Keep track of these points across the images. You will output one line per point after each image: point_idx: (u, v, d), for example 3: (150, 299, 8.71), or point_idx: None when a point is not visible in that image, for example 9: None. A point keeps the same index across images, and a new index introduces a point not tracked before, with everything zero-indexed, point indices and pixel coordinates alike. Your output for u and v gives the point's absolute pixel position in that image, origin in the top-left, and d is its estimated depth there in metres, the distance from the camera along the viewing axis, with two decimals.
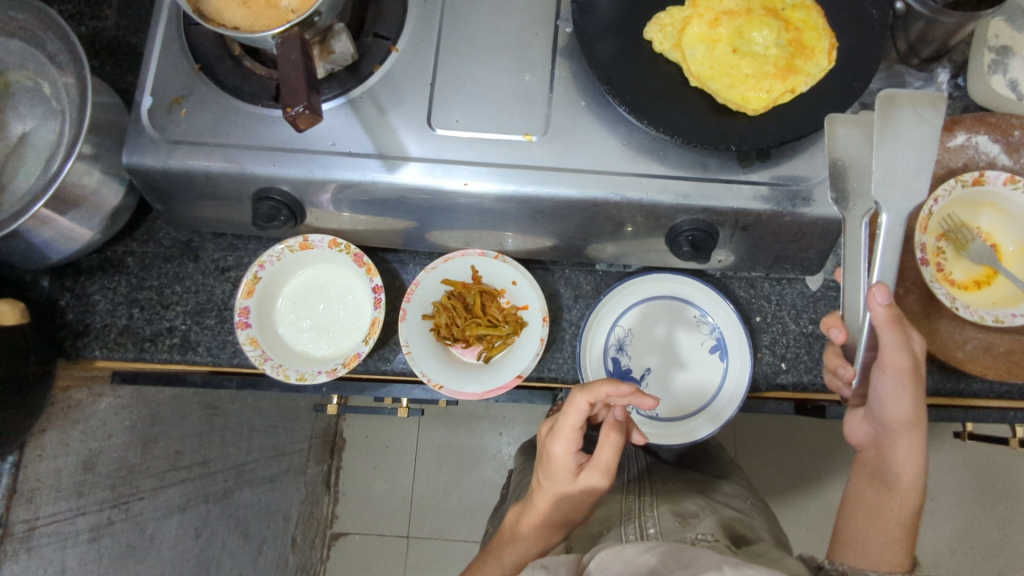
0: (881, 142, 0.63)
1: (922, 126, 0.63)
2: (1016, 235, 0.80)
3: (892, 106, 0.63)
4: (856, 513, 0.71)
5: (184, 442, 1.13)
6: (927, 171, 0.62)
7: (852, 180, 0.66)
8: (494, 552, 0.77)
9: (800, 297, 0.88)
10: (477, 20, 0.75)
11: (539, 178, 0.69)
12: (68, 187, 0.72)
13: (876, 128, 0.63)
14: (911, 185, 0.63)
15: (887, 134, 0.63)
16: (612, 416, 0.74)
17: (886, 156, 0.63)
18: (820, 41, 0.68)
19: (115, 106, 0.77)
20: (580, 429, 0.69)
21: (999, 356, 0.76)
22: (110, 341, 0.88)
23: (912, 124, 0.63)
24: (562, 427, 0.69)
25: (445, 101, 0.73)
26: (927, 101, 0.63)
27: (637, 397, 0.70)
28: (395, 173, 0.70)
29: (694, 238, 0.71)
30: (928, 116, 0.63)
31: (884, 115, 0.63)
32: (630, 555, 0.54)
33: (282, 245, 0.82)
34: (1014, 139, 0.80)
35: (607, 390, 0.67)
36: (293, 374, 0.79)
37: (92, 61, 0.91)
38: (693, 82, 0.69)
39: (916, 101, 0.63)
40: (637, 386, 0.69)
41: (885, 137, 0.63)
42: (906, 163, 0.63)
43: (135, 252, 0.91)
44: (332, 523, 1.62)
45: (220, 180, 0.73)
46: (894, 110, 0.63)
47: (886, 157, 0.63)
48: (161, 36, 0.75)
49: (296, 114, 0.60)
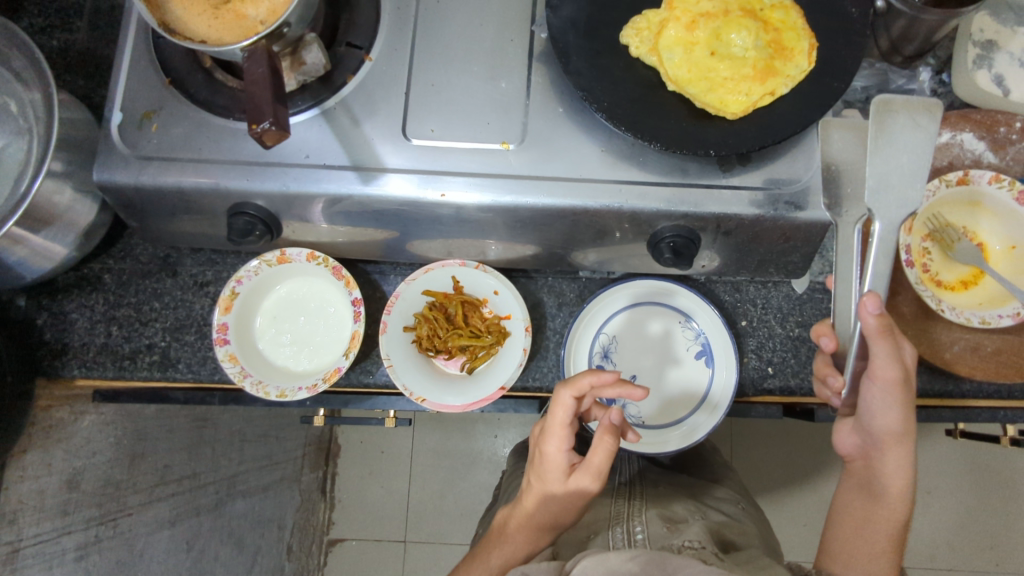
0: (875, 148, 0.62)
1: (917, 132, 0.62)
2: (1003, 234, 0.79)
3: (888, 111, 0.63)
4: (843, 523, 0.70)
5: (173, 455, 1.12)
6: (921, 177, 0.62)
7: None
8: (479, 555, 0.74)
9: (786, 300, 0.87)
10: (452, 27, 0.74)
11: (517, 187, 0.68)
12: (39, 205, 0.70)
13: (872, 130, 0.62)
14: (903, 193, 0.62)
15: (881, 140, 0.62)
16: (607, 419, 0.68)
17: (881, 161, 0.62)
18: (799, 42, 0.67)
19: (86, 121, 0.76)
20: (569, 426, 0.67)
21: (987, 357, 0.76)
22: (89, 359, 0.86)
23: (908, 130, 0.62)
24: (551, 424, 0.67)
25: (421, 110, 0.71)
26: (921, 107, 0.63)
27: (625, 386, 0.70)
28: (372, 185, 0.69)
29: (676, 244, 0.70)
30: (924, 123, 0.62)
31: (878, 121, 0.63)
32: (613, 563, 0.52)
33: (259, 260, 0.81)
34: (999, 136, 0.79)
35: (589, 380, 0.66)
36: (273, 391, 0.79)
37: (63, 76, 0.90)
38: (671, 85, 0.68)
39: (911, 108, 0.63)
40: (620, 373, 0.68)
41: (879, 143, 0.63)
42: (900, 168, 0.62)
43: (112, 269, 0.89)
44: (328, 530, 1.59)
45: (194, 195, 0.71)
46: (889, 115, 0.63)
47: (880, 162, 0.62)
48: (129, 50, 0.74)
49: (262, 130, 0.59)
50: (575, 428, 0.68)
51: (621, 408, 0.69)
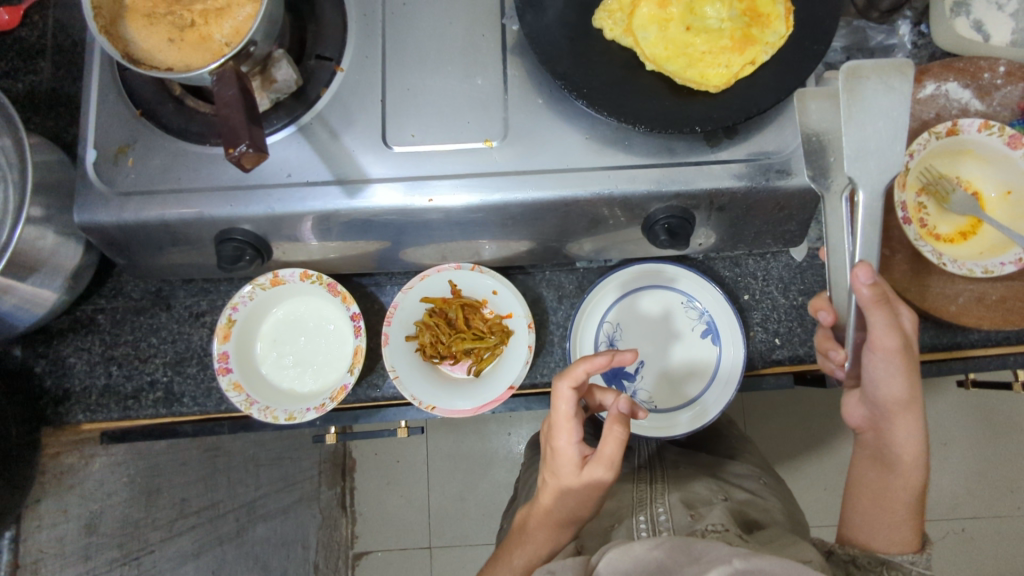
0: (850, 117, 0.60)
1: (890, 95, 0.60)
2: (997, 180, 0.79)
3: (857, 79, 0.61)
4: (861, 495, 0.70)
5: (188, 488, 1.11)
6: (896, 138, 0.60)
7: (830, 156, 0.64)
8: (503, 555, 0.73)
9: (786, 269, 0.87)
10: (421, 28, 0.73)
11: (505, 184, 0.67)
12: (22, 252, 0.69)
13: (843, 102, 0.60)
14: (891, 159, 0.61)
15: (855, 110, 0.60)
16: (615, 408, 0.66)
17: (856, 131, 0.60)
18: (775, 7, 0.66)
19: (61, 162, 0.74)
20: (576, 418, 0.66)
21: (993, 305, 0.75)
22: (93, 403, 0.86)
23: (882, 94, 0.60)
24: (557, 419, 0.66)
25: (400, 116, 0.70)
26: (892, 69, 0.61)
27: (616, 356, 0.67)
28: (357, 197, 0.68)
29: (671, 225, 0.69)
30: (896, 85, 0.60)
31: (849, 89, 0.61)
32: (638, 553, 0.52)
33: (253, 285, 0.80)
34: (984, 82, 0.78)
35: (584, 368, 0.65)
36: (281, 415, 0.78)
37: (32, 118, 0.88)
38: (650, 64, 0.67)
39: (882, 71, 0.61)
40: (613, 351, 0.66)
41: (853, 112, 0.60)
42: (871, 131, 0.60)
43: (104, 309, 0.88)
44: (353, 544, 1.58)
45: (179, 227, 0.70)
46: (860, 83, 0.61)
47: (856, 133, 0.60)
48: (95, 85, 0.72)
49: (239, 153, 0.58)
50: (582, 419, 0.67)
51: (627, 395, 0.67)
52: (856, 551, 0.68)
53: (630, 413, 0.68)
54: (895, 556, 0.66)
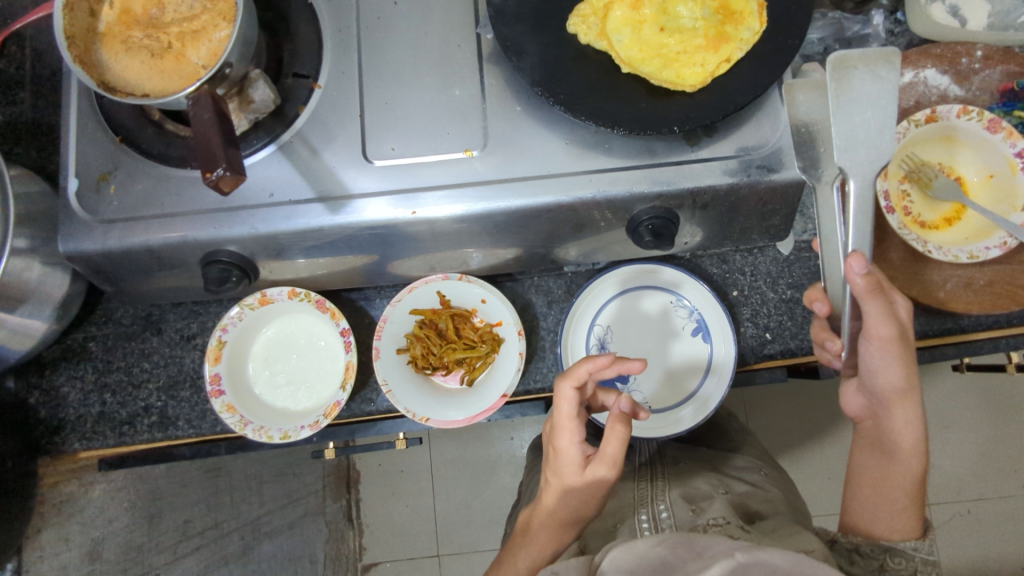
0: (837, 108, 0.61)
1: (879, 85, 0.61)
2: (978, 165, 0.79)
3: (846, 68, 0.61)
4: (862, 484, 0.70)
5: (192, 509, 1.13)
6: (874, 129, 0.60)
7: (819, 147, 0.65)
8: (507, 558, 0.73)
9: (774, 264, 0.87)
10: (396, 40, 0.73)
11: (488, 192, 0.67)
12: (9, 284, 0.69)
13: (832, 92, 0.61)
14: (871, 151, 0.61)
15: (843, 98, 0.61)
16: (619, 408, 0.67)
17: (845, 122, 0.61)
18: (748, 3, 0.67)
19: (44, 192, 0.74)
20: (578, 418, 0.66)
21: (981, 290, 0.75)
22: (88, 430, 0.85)
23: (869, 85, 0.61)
24: (559, 420, 0.66)
25: (380, 131, 0.70)
26: (880, 58, 0.61)
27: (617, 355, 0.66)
28: (341, 214, 0.68)
29: (655, 226, 0.69)
30: (885, 75, 0.61)
31: (838, 80, 0.61)
32: (640, 550, 0.52)
33: (241, 305, 0.80)
34: (962, 67, 0.78)
35: (585, 367, 0.65)
36: (276, 434, 0.78)
37: (14, 149, 0.88)
38: (625, 67, 0.67)
39: (870, 61, 0.61)
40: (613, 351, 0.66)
41: (840, 103, 0.61)
42: (848, 124, 0.61)
43: (96, 336, 0.88)
44: (361, 556, 1.56)
45: (164, 251, 0.70)
46: (847, 72, 0.61)
47: (845, 120, 0.61)
48: (74, 115, 0.73)
49: (217, 176, 0.58)
50: (582, 418, 0.67)
51: (625, 394, 0.67)
52: (860, 541, 0.68)
53: (630, 411, 0.68)
54: (898, 543, 0.66)
